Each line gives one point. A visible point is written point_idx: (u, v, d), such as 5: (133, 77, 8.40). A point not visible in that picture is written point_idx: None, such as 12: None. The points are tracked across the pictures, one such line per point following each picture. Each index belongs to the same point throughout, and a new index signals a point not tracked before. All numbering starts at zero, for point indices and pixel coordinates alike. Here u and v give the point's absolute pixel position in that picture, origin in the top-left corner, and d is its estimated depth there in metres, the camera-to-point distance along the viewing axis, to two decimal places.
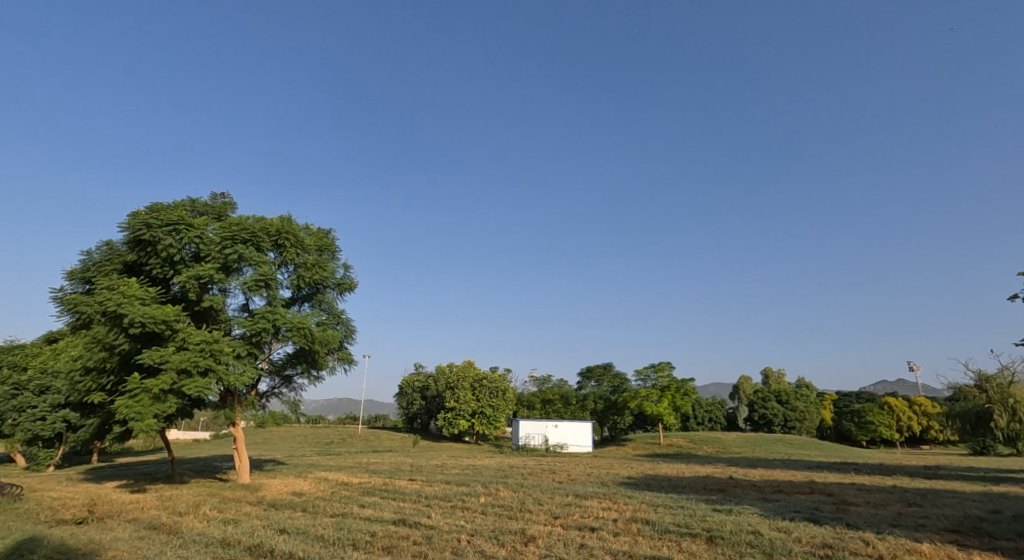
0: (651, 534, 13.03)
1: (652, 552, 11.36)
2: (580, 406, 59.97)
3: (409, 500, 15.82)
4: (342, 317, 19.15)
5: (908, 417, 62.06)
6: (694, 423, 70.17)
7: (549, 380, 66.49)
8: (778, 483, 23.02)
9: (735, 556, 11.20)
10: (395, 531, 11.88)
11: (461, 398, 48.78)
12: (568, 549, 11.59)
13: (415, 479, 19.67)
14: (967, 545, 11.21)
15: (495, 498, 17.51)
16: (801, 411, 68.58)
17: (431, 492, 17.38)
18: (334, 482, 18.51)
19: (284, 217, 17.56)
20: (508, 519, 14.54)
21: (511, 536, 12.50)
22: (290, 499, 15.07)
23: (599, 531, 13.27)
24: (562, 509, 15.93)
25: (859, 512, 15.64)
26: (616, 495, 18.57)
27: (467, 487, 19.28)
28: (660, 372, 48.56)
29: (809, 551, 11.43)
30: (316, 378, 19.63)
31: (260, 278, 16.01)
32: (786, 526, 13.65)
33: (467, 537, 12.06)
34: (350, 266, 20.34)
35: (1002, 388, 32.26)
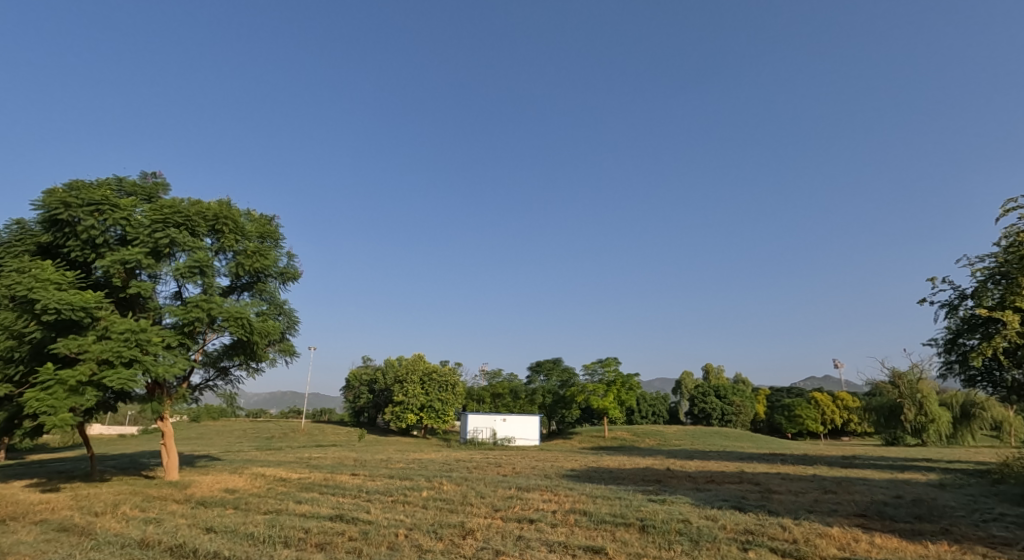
0: (587, 524, 13.39)
1: (586, 542, 11.65)
2: (529, 400, 60.68)
3: (349, 495, 15.60)
4: (284, 308, 18.66)
5: (832, 411, 65.79)
6: (638, 417, 72.16)
7: (499, 374, 66.71)
8: (710, 473, 24.01)
9: (663, 544, 11.64)
10: (330, 527, 11.70)
11: (409, 391, 48.32)
12: (505, 541, 11.78)
13: (357, 474, 19.39)
14: (870, 528, 12.06)
15: (438, 492, 17.53)
16: (737, 405, 71.70)
17: (373, 487, 17.18)
18: (270, 478, 18.03)
19: (223, 201, 16.89)
20: (449, 513, 14.57)
21: (450, 530, 12.57)
22: (221, 497, 14.57)
23: (537, 523, 13.53)
24: (503, 502, 16.10)
25: (781, 500, 16.53)
26: (557, 488, 18.93)
27: (410, 481, 19.23)
28: (607, 368, 49.62)
29: (732, 537, 12.02)
30: (254, 369, 19.00)
31: (194, 265, 15.31)
32: (713, 515, 14.31)
33: (405, 532, 12.04)
34: (294, 255, 19.76)
35: (912, 384, 34.83)
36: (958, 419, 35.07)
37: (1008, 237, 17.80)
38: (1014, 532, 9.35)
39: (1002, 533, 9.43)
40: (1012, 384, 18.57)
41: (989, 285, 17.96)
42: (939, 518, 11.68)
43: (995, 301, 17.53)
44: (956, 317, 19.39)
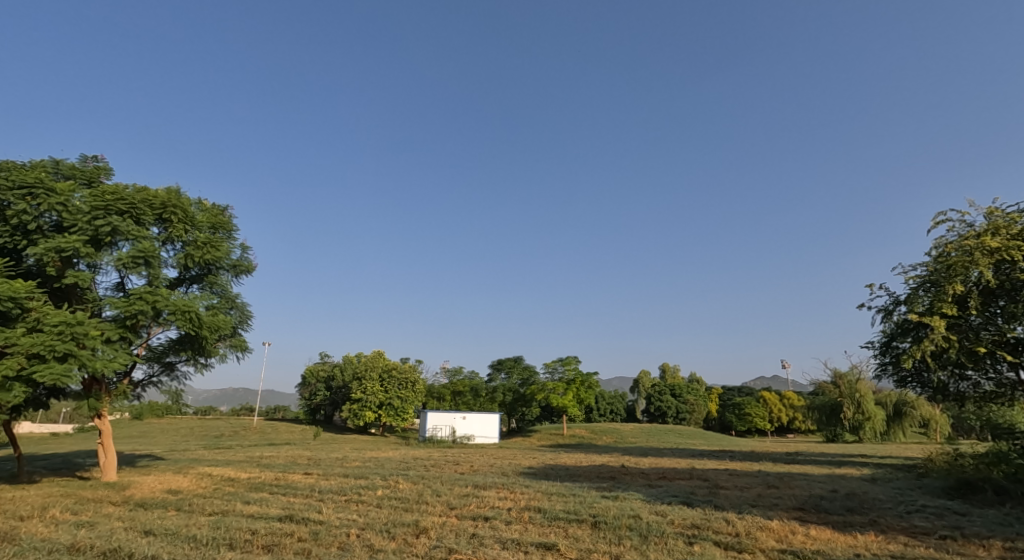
0: (541, 521, 13.55)
1: (540, 539, 11.78)
2: (489, 397, 60.59)
3: (300, 495, 15.32)
4: (237, 301, 18.14)
5: (779, 409, 68.27)
6: (596, 414, 73.15)
7: (459, 371, 66.41)
8: (662, 470, 24.55)
9: (613, 539, 11.87)
10: (278, 528, 11.47)
11: (368, 389, 47.67)
12: (459, 539, 11.78)
13: (310, 473, 19.03)
14: (807, 521, 12.60)
15: (393, 490, 17.40)
16: (691, 403, 73.63)
17: (325, 486, 16.91)
18: (217, 478, 17.51)
19: (171, 189, 16.26)
20: (403, 512, 14.45)
21: (403, 528, 12.52)
22: (162, 498, 14.08)
23: (492, 520, 13.60)
24: (459, 500, 16.09)
25: (726, 495, 17.10)
26: (514, 485, 19.05)
27: (365, 480, 19.04)
28: (567, 366, 50.07)
29: (679, 531, 12.38)
30: (203, 365, 18.42)
31: (138, 255, 14.72)
32: (663, 510, 14.65)
33: (357, 532, 11.89)
34: (248, 247, 19.19)
35: (851, 384, 36.53)
36: (892, 417, 36.94)
37: (938, 247, 18.93)
38: (934, 522, 9.94)
39: (923, 523, 9.99)
40: (939, 386, 19.75)
41: (920, 292, 18.98)
42: (869, 510, 12.31)
43: (925, 307, 18.53)
44: (890, 322, 20.41)
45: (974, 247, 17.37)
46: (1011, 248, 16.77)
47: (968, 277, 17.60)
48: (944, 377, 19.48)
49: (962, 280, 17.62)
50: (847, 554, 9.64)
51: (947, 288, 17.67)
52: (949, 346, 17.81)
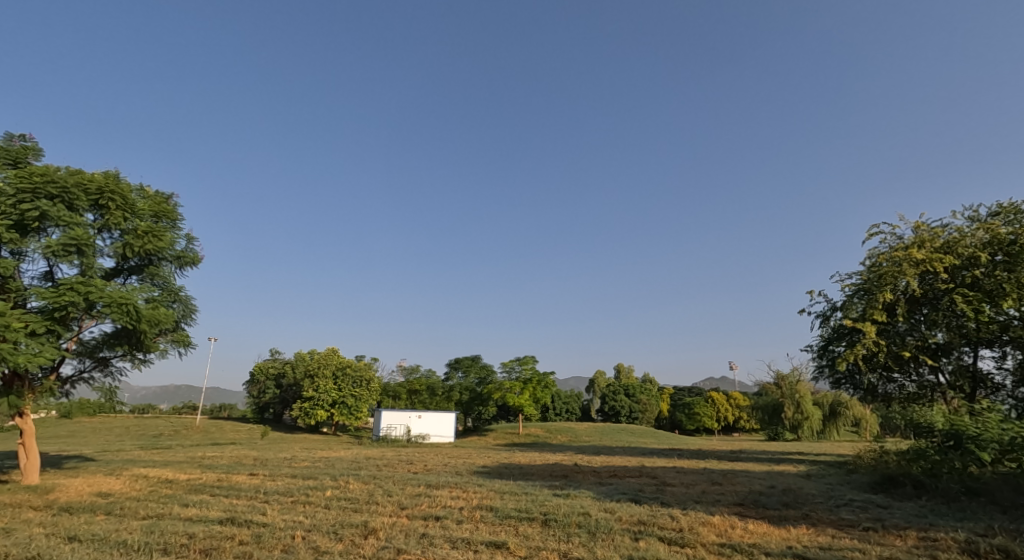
0: (492, 520, 13.59)
1: (490, 538, 11.83)
2: (445, 396, 60.22)
3: (243, 497, 14.86)
4: (180, 295, 17.46)
5: (726, 409, 70.55)
6: (552, 414, 73.73)
7: (416, 370, 65.80)
8: (613, 468, 24.99)
9: (562, 536, 12.03)
10: (218, 531, 11.13)
11: (320, 387, 46.57)
12: (408, 539, 11.70)
13: (255, 474, 18.52)
14: (746, 516, 13.06)
15: (343, 491, 17.10)
16: (644, 403, 75.27)
17: (272, 488, 16.46)
18: (154, 480, 16.83)
19: (110, 174, 15.51)
20: (353, 512, 14.24)
21: (351, 529, 12.32)
22: (91, 502, 13.40)
23: (443, 520, 13.56)
24: (410, 500, 15.95)
25: (673, 492, 17.56)
26: (467, 484, 19.06)
27: (314, 480, 18.64)
28: (525, 366, 50.32)
29: (626, 528, 12.66)
30: (141, 361, 17.66)
31: (70, 242, 13.99)
32: (611, 507, 14.94)
33: (303, 533, 11.67)
34: (193, 237, 18.45)
35: (792, 386, 38.24)
36: (827, 417, 38.67)
37: (870, 257, 20.05)
38: (859, 515, 10.49)
39: (849, 516, 10.55)
40: (869, 388, 20.82)
41: (854, 299, 20.01)
42: (802, 505, 12.88)
43: (858, 313, 19.56)
44: (827, 327, 21.39)
45: (903, 257, 18.55)
46: (935, 259, 18.01)
47: (896, 286, 18.74)
48: (873, 379, 20.55)
49: (891, 288, 18.74)
50: (781, 547, 10.04)
51: (878, 296, 18.72)
52: (879, 350, 18.80)
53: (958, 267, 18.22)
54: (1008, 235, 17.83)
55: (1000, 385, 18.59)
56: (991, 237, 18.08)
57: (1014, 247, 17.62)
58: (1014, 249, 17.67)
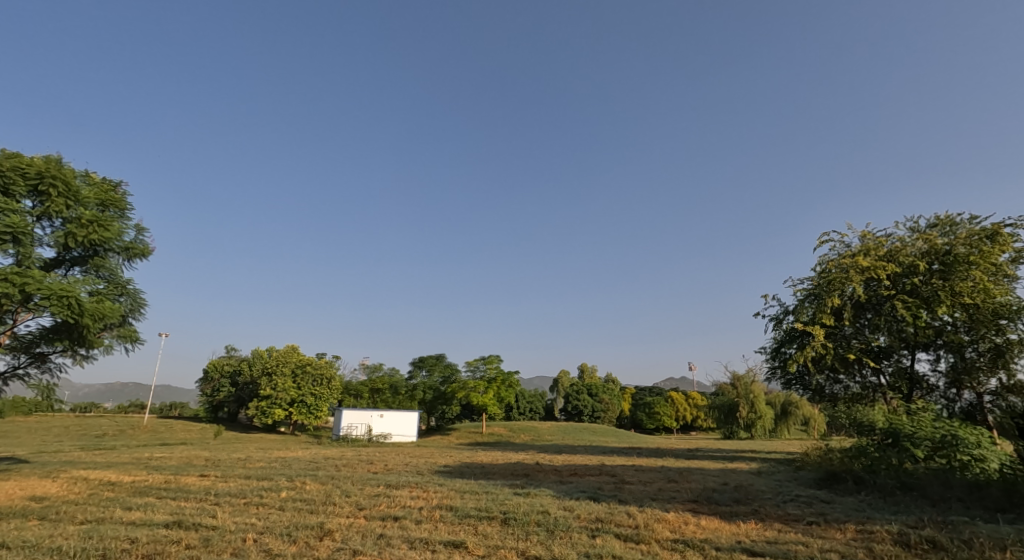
0: (452, 520, 13.53)
1: (448, 537, 11.79)
2: (408, 396, 59.61)
3: (192, 499, 14.39)
4: (127, 288, 16.81)
5: (685, 409, 72.08)
6: (515, 414, 73.93)
7: (379, 368, 65.04)
8: (574, 467, 25.21)
9: (521, 535, 12.09)
10: (163, 535, 10.75)
11: (278, 385, 45.32)
12: (364, 540, 11.56)
13: (205, 475, 17.94)
14: (699, 512, 13.37)
15: (299, 492, 16.74)
16: (606, 402, 76.22)
17: (223, 489, 15.99)
18: (95, 483, 16.13)
19: (52, 160, 14.83)
20: (308, 513, 13.99)
21: (306, 531, 12.07)
22: (26, 507, 12.74)
23: (402, 520, 13.44)
24: (368, 500, 15.79)
25: (630, 490, 17.84)
26: (428, 484, 18.94)
27: (269, 481, 18.20)
28: (490, 365, 50.26)
29: (584, 525, 12.79)
30: (83, 357, 16.94)
31: (6, 230, 13.30)
32: (570, 505, 15.06)
33: (255, 536, 11.37)
34: (142, 228, 17.76)
35: (747, 386, 39.03)
36: (779, 416, 40.03)
37: (820, 263, 20.79)
38: (803, 510, 10.88)
39: (794, 511, 10.93)
40: (817, 388, 21.56)
41: (805, 303, 20.71)
42: (752, 501, 13.26)
43: (808, 317, 20.25)
44: (779, 329, 22.08)
45: (850, 264, 19.35)
46: (878, 267, 18.82)
47: (843, 292, 19.49)
48: (821, 379, 21.31)
49: (839, 293, 19.49)
50: (730, 541, 10.30)
51: (827, 301, 19.44)
52: (827, 352, 19.51)
53: (899, 275, 19.09)
54: (944, 246, 18.75)
55: (935, 386, 19.48)
56: (928, 247, 19.00)
57: (949, 257, 18.52)
58: (949, 259, 18.54)
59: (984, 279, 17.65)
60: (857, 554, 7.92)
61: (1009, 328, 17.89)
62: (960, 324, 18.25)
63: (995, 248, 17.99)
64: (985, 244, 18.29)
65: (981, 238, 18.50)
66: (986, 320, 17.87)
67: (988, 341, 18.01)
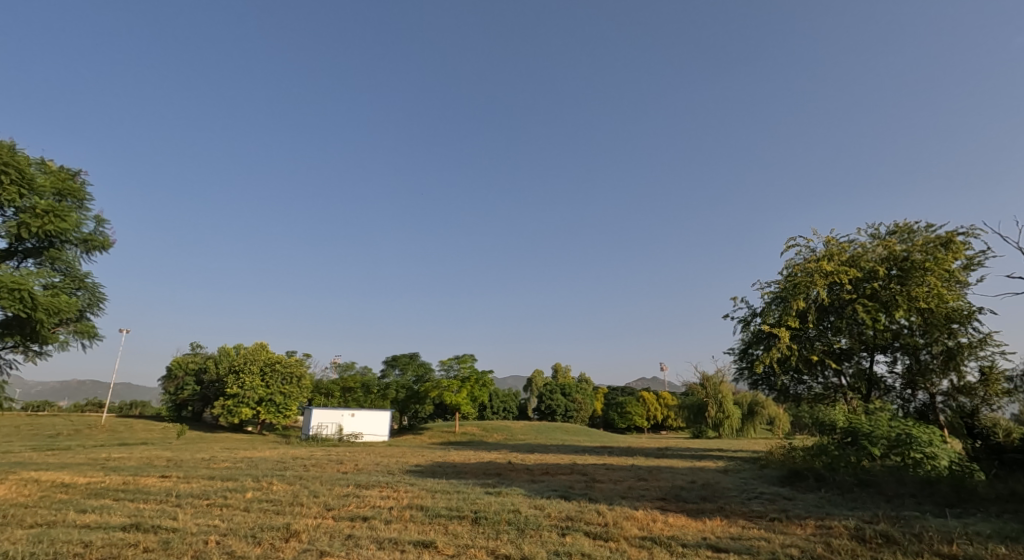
0: (422, 519, 13.43)
1: (417, 537, 11.69)
2: (381, 394, 59.09)
3: (151, 501, 13.98)
4: (85, 282, 16.28)
5: (656, 409, 73.00)
6: (489, 413, 73.88)
7: (351, 367, 64.31)
8: (546, 466, 25.27)
9: (491, 533, 12.08)
10: (119, 538, 10.43)
11: (245, 383, 44.42)
12: (331, 541, 11.37)
13: (166, 476, 17.44)
14: (667, 510, 13.52)
15: (265, 492, 16.41)
16: (579, 402, 76.71)
17: (185, 490, 15.57)
18: (48, 485, 15.54)
19: (6, 146, 14.26)
20: (274, 514, 13.70)
21: (271, 533, 11.82)
22: None
23: (371, 520, 13.27)
24: (337, 500, 15.57)
25: (601, 488, 17.97)
26: (398, 484, 18.76)
27: (234, 482, 17.80)
28: (463, 363, 50.10)
29: (554, 524, 12.83)
30: (37, 353, 16.34)
31: None
32: (541, 504, 15.09)
33: (217, 538, 11.09)
34: (102, 220, 17.22)
35: (715, 387, 39.23)
36: (746, 415, 40.76)
37: (787, 268, 21.27)
38: (767, 506, 11.09)
39: (758, 508, 11.13)
40: (782, 388, 21.96)
41: (772, 306, 21.18)
42: (718, 498, 13.47)
43: (775, 319, 20.73)
44: (748, 331, 22.51)
45: (815, 268, 19.87)
46: (841, 271, 19.38)
47: (808, 295, 20.00)
48: (786, 380, 21.73)
49: (804, 297, 19.99)
50: (696, 538, 10.43)
51: (792, 304, 19.93)
52: (792, 354, 19.97)
53: (861, 279, 19.63)
54: (902, 252, 19.40)
55: (892, 387, 20.03)
56: (888, 253, 19.61)
57: (906, 263, 19.16)
58: (906, 265, 19.19)
59: (938, 284, 18.32)
60: (817, 549, 8.08)
61: (960, 331, 18.59)
62: (916, 327, 18.87)
63: (949, 255, 18.62)
64: (940, 251, 18.94)
65: (937, 245, 19.14)
66: (940, 324, 18.52)
67: (942, 344, 18.67)
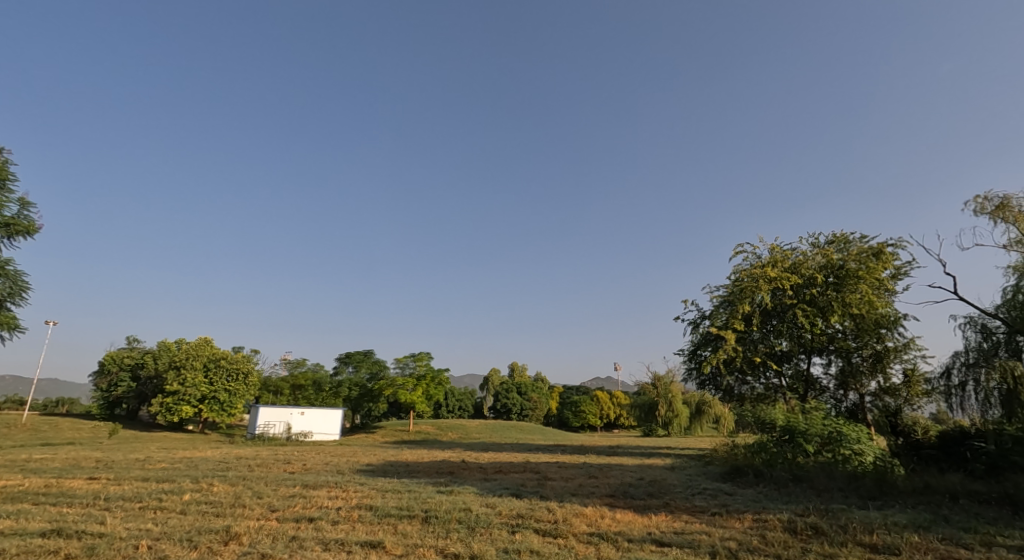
0: (371, 519, 13.18)
1: (364, 538, 11.45)
2: (333, 393, 57.91)
3: (77, 505, 13.22)
4: (6, 269, 15.31)
5: (609, 407, 74.25)
6: (445, 411, 73.53)
7: (302, 363, 62.78)
8: (499, 464, 25.27)
9: (441, 532, 11.96)
10: (38, 545, 9.82)
11: (187, 380, 42.59)
12: (274, 544, 11.01)
13: (95, 478, 16.53)
14: (615, 506, 13.70)
15: (205, 494, 15.79)
16: (534, 401, 77.18)
17: (117, 493, 14.82)
18: None
19: None
20: (213, 517, 13.17)
21: (209, 536, 11.36)
22: None
23: (317, 521, 12.93)
24: (282, 501, 15.12)
25: (552, 486, 18.10)
26: (347, 483, 18.37)
27: (172, 483, 17.04)
28: (419, 361, 49.56)
29: (504, 521, 12.83)
30: None
31: None
32: (492, 502, 15.07)
33: (149, 543, 10.56)
34: (28, 203, 16.21)
35: (666, 386, 40.47)
36: (693, 414, 41.51)
37: (734, 272, 21.95)
38: (709, 502, 11.40)
39: (701, 503, 11.42)
40: (727, 388, 22.53)
41: (719, 309, 21.81)
42: (663, 494, 13.78)
43: (722, 322, 21.37)
44: (696, 333, 23.10)
45: (760, 274, 20.57)
46: (783, 277, 20.13)
47: (753, 299, 20.70)
48: (731, 380, 22.32)
49: (749, 301, 20.67)
50: (641, 534, 10.60)
51: (738, 307, 20.59)
52: (737, 356, 20.57)
53: (801, 285, 20.42)
54: (838, 261, 20.26)
55: (826, 387, 20.88)
56: (826, 261, 20.46)
57: (841, 271, 20.03)
58: (841, 273, 20.07)
59: (869, 292, 19.25)
60: (752, 541, 8.32)
61: (888, 336, 19.67)
62: (849, 331, 19.80)
63: (879, 265, 19.60)
64: (872, 261, 19.89)
65: (870, 255, 20.09)
66: (870, 328, 19.51)
67: (871, 347, 19.69)
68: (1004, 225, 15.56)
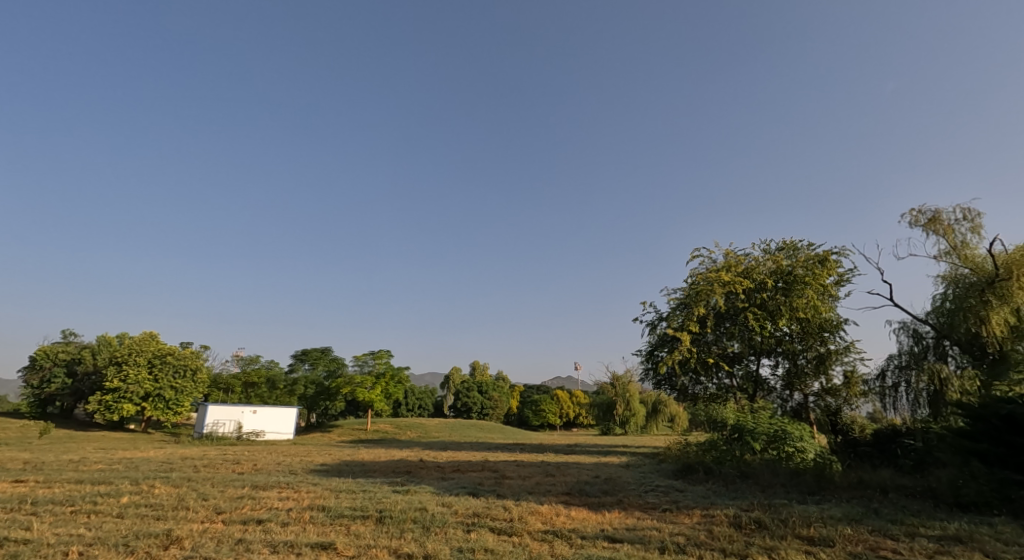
0: (323, 520, 12.77)
1: (315, 539, 11.05)
2: (288, 391, 56.40)
3: (2, 510, 12.35)
4: None
5: (569, 406, 74.71)
6: (404, 410, 72.64)
7: (256, 361, 60.94)
8: (456, 463, 24.96)
9: (395, 533, 11.65)
10: None
11: (129, 377, 40.67)
12: (218, 547, 10.52)
13: (23, 481, 15.50)
14: (570, 504, 13.66)
15: (145, 496, 14.99)
16: (495, 400, 77.01)
17: (47, 496, 13.92)
18: None
19: None
20: (153, 520, 12.50)
21: (148, 540, 10.76)
22: None
23: (266, 523, 12.45)
24: (229, 503, 14.48)
25: (509, 484, 17.97)
26: (300, 484, 17.80)
27: (110, 485, 16.14)
28: (378, 360, 48.75)
29: (460, 521, 12.61)
30: None
31: None
32: (449, 501, 14.81)
33: (80, 549, 9.91)
34: None
35: (624, 386, 41.14)
36: (649, 413, 42.32)
37: (690, 276, 22.31)
38: (660, 498, 11.48)
39: (653, 499, 11.49)
40: (681, 388, 22.78)
41: (676, 311, 22.11)
42: (617, 492, 13.85)
43: (677, 323, 21.68)
44: (653, 334, 23.37)
45: (714, 277, 21.00)
46: (737, 282, 20.58)
47: (708, 302, 21.07)
48: (685, 380, 22.60)
49: (704, 303, 21.05)
50: (593, 531, 10.57)
51: (694, 310, 20.95)
52: (691, 357, 20.89)
53: (753, 290, 20.90)
54: (787, 267, 20.81)
55: (774, 388, 21.39)
56: (776, 267, 20.98)
57: (790, 277, 20.57)
58: (790, 278, 20.59)
59: (815, 297, 19.82)
60: (699, 536, 8.37)
61: (831, 339, 20.32)
62: (795, 334, 20.37)
63: (824, 272, 20.22)
64: (817, 267, 20.50)
65: (816, 262, 20.71)
66: (814, 332, 20.16)
67: (815, 350, 20.31)
68: (935, 236, 16.22)
